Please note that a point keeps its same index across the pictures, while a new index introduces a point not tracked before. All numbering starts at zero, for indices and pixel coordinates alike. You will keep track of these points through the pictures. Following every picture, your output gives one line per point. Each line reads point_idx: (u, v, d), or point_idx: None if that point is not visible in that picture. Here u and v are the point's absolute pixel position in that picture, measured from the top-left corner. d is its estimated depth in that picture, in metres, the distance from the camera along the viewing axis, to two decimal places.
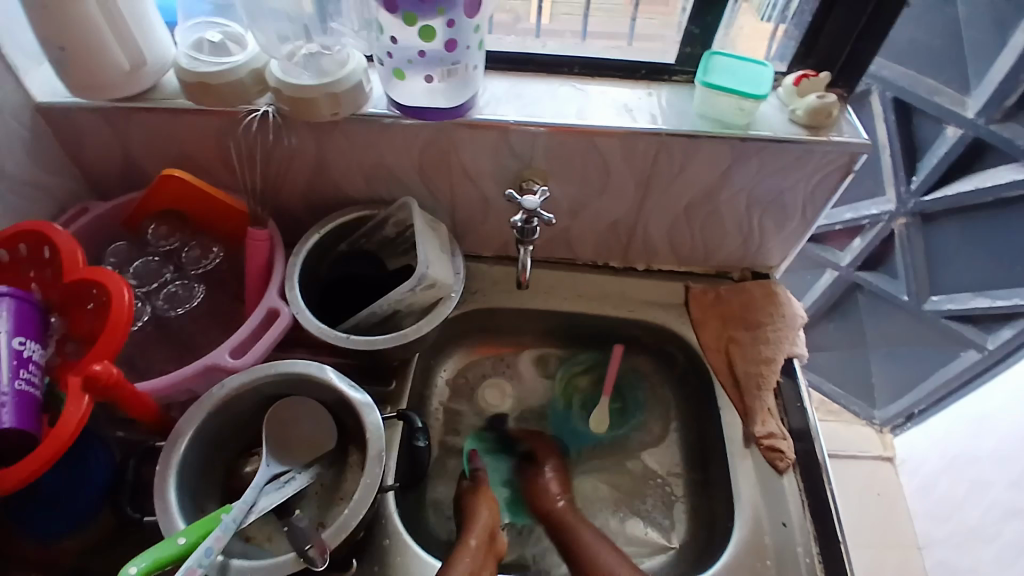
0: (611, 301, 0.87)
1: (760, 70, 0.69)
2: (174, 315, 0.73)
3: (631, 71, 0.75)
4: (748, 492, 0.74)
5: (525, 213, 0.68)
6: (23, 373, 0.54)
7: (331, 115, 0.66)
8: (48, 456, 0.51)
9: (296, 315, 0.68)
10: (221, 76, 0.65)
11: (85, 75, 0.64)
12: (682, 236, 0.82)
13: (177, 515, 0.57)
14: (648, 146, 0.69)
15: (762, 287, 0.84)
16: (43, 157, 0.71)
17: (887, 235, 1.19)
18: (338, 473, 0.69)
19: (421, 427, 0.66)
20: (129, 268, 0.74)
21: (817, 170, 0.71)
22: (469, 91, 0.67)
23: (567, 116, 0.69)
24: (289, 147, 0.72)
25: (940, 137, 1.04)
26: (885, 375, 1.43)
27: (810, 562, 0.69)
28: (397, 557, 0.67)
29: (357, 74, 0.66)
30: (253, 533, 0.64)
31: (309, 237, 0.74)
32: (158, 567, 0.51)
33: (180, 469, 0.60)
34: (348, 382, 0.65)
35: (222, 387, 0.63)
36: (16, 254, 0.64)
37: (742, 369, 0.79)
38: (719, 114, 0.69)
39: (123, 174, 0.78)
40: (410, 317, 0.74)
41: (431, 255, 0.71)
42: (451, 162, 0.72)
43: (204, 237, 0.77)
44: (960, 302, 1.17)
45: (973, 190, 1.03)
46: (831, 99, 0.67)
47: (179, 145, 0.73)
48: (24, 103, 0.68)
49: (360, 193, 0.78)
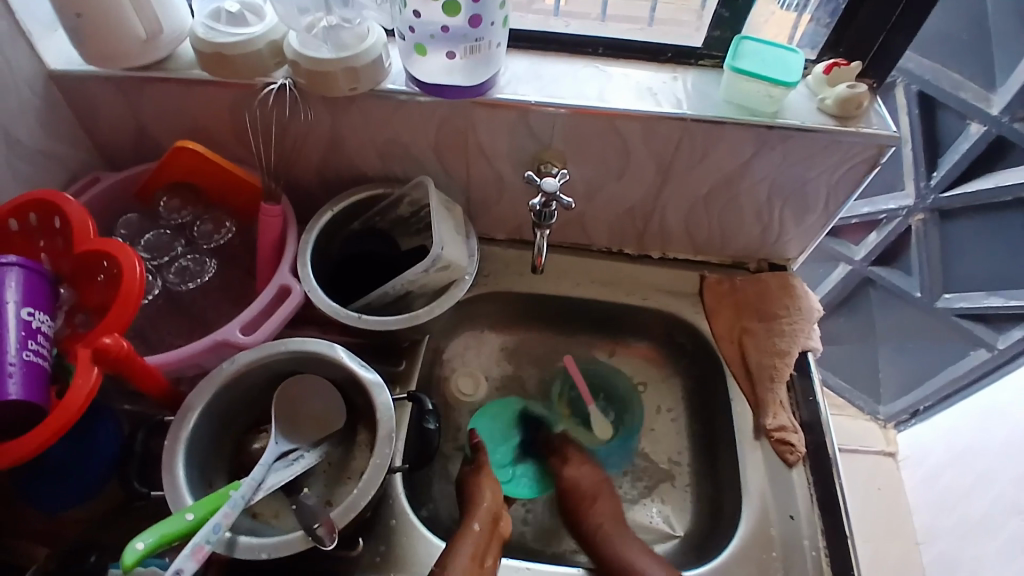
0: (624, 288, 0.86)
1: (790, 56, 0.67)
2: (185, 289, 0.72)
3: (655, 54, 0.73)
4: (756, 482, 0.73)
5: (544, 196, 0.67)
6: (31, 344, 0.54)
7: (348, 90, 0.65)
8: (57, 428, 0.51)
9: (309, 292, 0.67)
10: (239, 47, 0.64)
11: (100, 43, 0.63)
12: (699, 224, 0.81)
13: (185, 490, 0.57)
14: (670, 132, 0.68)
15: (779, 280, 0.82)
16: (55, 125, 0.70)
17: (903, 231, 1.17)
18: (346, 451, 0.69)
19: (430, 410, 0.66)
20: (140, 240, 0.73)
21: (843, 161, 0.69)
22: (491, 70, 0.65)
23: (589, 98, 0.67)
24: (303, 123, 0.71)
25: (963, 133, 1.01)
26: (892, 372, 1.42)
27: (816, 555, 0.69)
28: (403, 537, 0.67)
29: (376, 49, 0.64)
30: (260, 509, 0.64)
31: (321, 214, 0.73)
32: (166, 543, 0.51)
33: (189, 443, 0.60)
34: (359, 362, 0.65)
35: (232, 363, 0.63)
36: (26, 224, 0.63)
37: (756, 360, 0.79)
38: (746, 100, 0.67)
39: (135, 145, 0.77)
40: (422, 299, 0.74)
41: (445, 236, 0.70)
42: (468, 142, 0.71)
43: (217, 212, 0.76)
44: (973, 301, 1.16)
45: (994, 187, 1.01)
46: (862, 90, 0.65)
47: (192, 117, 0.72)
48: (37, 70, 0.66)
49: (374, 171, 0.77)
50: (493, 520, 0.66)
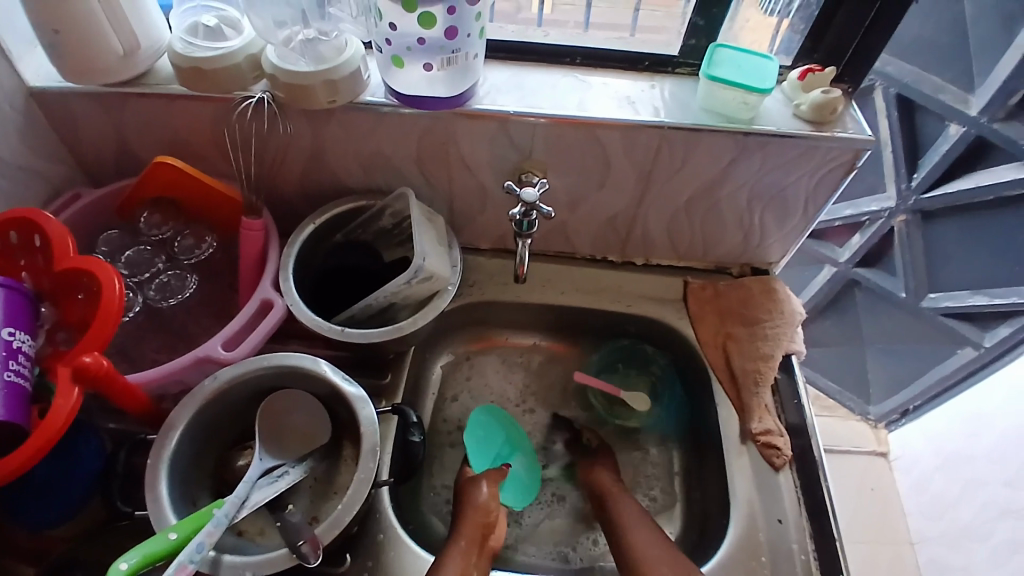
0: (610, 296, 0.86)
1: (765, 63, 0.68)
2: (166, 305, 0.72)
3: (634, 62, 0.74)
4: (743, 488, 0.73)
5: (524, 206, 0.67)
6: (12, 364, 0.53)
7: (327, 103, 0.65)
8: (38, 449, 0.50)
9: (290, 306, 0.67)
10: (218, 60, 0.64)
11: (76, 59, 0.63)
12: (682, 230, 0.81)
13: (168, 509, 0.56)
14: (650, 139, 0.68)
15: (761, 284, 0.83)
16: (35, 143, 0.70)
17: (887, 232, 1.18)
18: (330, 467, 0.68)
19: (415, 422, 0.65)
20: (120, 257, 0.73)
21: (820, 166, 0.70)
22: (469, 80, 0.66)
23: (569, 108, 0.68)
24: (284, 136, 0.71)
25: (943, 134, 1.03)
26: (881, 372, 1.43)
27: (805, 559, 0.69)
28: (391, 552, 0.66)
29: (355, 61, 0.64)
30: (245, 527, 0.64)
31: (304, 226, 0.73)
32: (150, 562, 0.50)
33: (172, 462, 0.59)
34: (341, 375, 0.64)
35: (215, 379, 0.62)
36: (8, 242, 0.62)
37: (739, 365, 0.79)
38: (723, 107, 0.68)
39: (116, 161, 0.76)
40: (407, 310, 0.73)
41: (428, 247, 0.70)
42: (449, 153, 0.71)
43: (198, 226, 0.75)
44: (959, 300, 1.16)
45: (974, 187, 1.03)
46: (837, 94, 0.66)
47: (173, 132, 0.72)
48: (15, 86, 0.66)
49: (356, 183, 0.76)
50: (483, 533, 0.66)
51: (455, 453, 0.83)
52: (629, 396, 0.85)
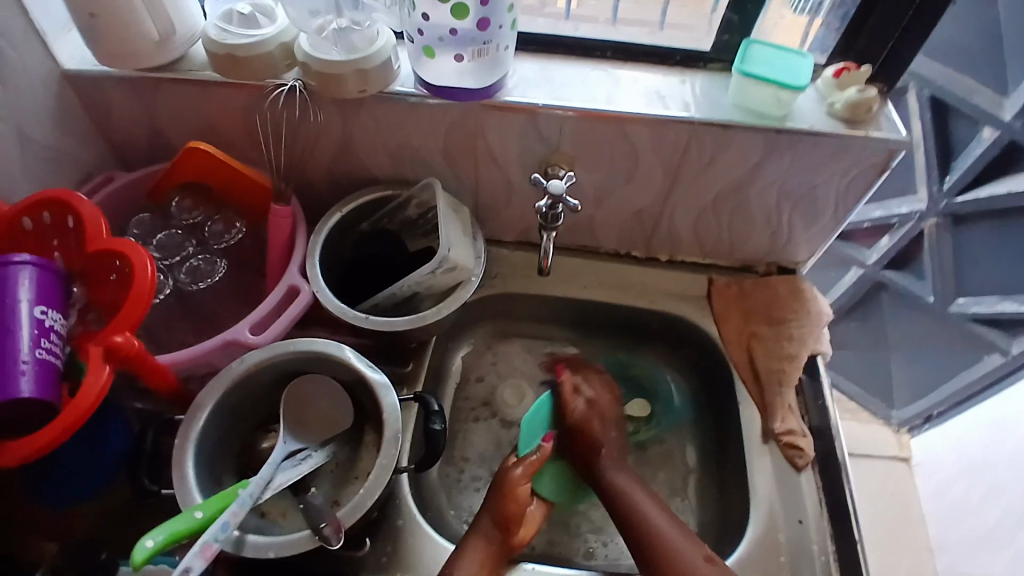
0: (633, 292, 0.86)
1: (799, 60, 0.67)
2: (196, 288, 0.73)
3: (664, 57, 0.73)
4: (763, 488, 0.73)
5: (551, 199, 0.67)
6: (44, 342, 0.54)
7: (358, 93, 0.65)
8: (67, 425, 0.52)
9: (316, 293, 0.68)
10: (251, 48, 0.65)
11: (111, 43, 0.64)
12: (708, 228, 0.80)
13: (193, 488, 0.58)
14: (679, 134, 0.68)
15: (787, 283, 0.83)
16: (68, 126, 0.71)
17: (917, 234, 1.16)
18: (352, 451, 0.69)
19: (437, 411, 0.65)
20: (152, 240, 0.74)
21: (853, 166, 0.69)
22: (498, 73, 0.65)
23: (598, 101, 0.67)
24: (314, 125, 0.71)
25: (975, 138, 1.01)
26: (905, 377, 1.41)
27: (825, 560, 0.68)
28: (410, 537, 0.67)
29: (386, 51, 0.64)
30: (269, 508, 0.64)
31: (331, 214, 0.73)
32: (176, 539, 0.51)
33: (199, 442, 0.60)
34: (366, 362, 0.65)
35: (242, 363, 0.63)
36: (39, 222, 0.64)
37: (764, 364, 0.78)
38: (755, 104, 0.67)
39: (147, 145, 0.78)
40: (430, 300, 0.74)
41: (454, 237, 0.71)
42: (476, 145, 0.71)
43: (229, 212, 0.76)
44: (987, 305, 1.14)
45: (1005, 194, 1.00)
46: (871, 94, 0.65)
47: (203, 118, 0.73)
48: (50, 70, 0.67)
49: (383, 172, 0.77)
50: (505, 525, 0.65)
51: (480, 430, 0.84)
52: (630, 413, 0.85)
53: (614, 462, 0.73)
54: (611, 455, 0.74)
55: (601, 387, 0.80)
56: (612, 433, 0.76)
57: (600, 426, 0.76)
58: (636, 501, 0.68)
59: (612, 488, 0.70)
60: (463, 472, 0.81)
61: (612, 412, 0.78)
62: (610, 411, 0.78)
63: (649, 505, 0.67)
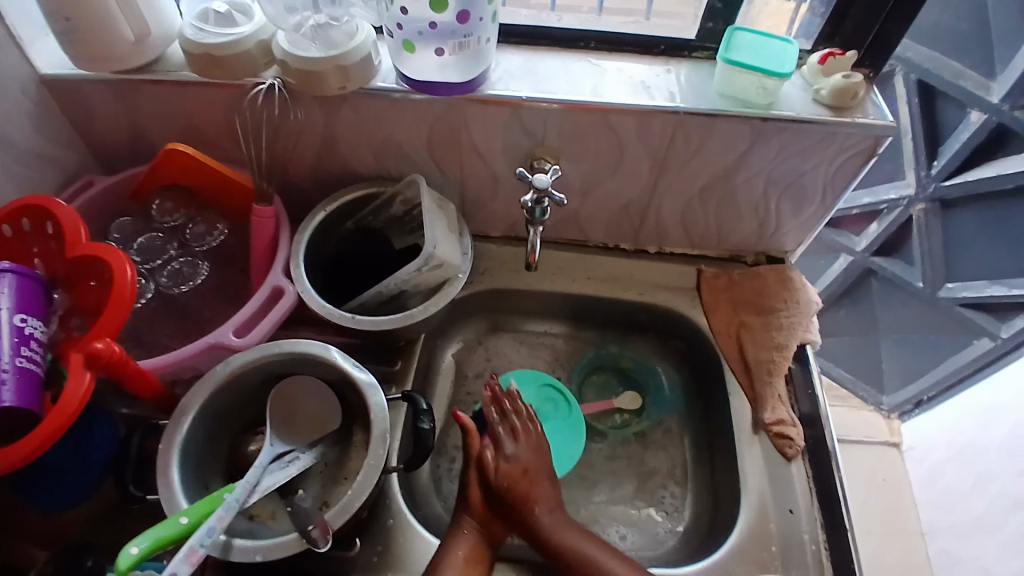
0: (622, 284, 0.86)
1: (784, 47, 0.66)
2: (179, 291, 0.72)
3: (649, 47, 0.73)
4: (754, 477, 0.73)
5: (535, 192, 0.66)
6: (24, 350, 0.54)
7: (339, 89, 0.64)
8: (49, 434, 0.51)
9: (301, 293, 0.67)
10: (227, 47, 0.64)
11: (87, 45, 0.63)
12: (696, 218, 0.80)
13: (179, 494, 0.57)
14: (665, 125, 0.67)
15: (776, 272, 0.82)
16: (47, 129, 0.70)
17: (905, 220, 1.16)
18: (342, 452, 0.68)
19: (425, 409, 0.65)
20: (133, 244, 0.73)
21: (839, 153, 0.68)
22: (481, 66, 0.65)
23: (582, 93, 0.67)
24: (295, 123, 0.70)
25: (963, 122, 1.00)
26: (895, 362, 1.41)
27: (816, 549, 0.68)
28: (400, 538, 0.67)
29: (367, 46, 0.64)
30: (257, 510, 0.64)
31: (315, 213, 0.72)
32: (160, 547, 0.51)
33: (184, 448, 0.60)
34: (353, 362, 0.64)
35: (227, 365, 0.63)
36: (20, 229, 0.63)
37: (753, 355, 0.78)
38: (740, 92, 0.67)
39: (128, 147, 0.76)
40: (417, 298, 0.73)
41: (438, 234, 0.70)
42: (460, 139, 0.70)
43: (210, 213, 0.75)
44: (976, 290, 1.15)
45: (994, 176, 1.00)
46: (858, 79, 0.65)
47: (183, 119, 0.72)
48: (28, 74, 0.66)
49: (367, 169, 0.76)
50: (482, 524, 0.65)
51: (475, 420, 0.84)
52: (620, 405, 0.85)
53: (556, 516, 0.65)
54: (550, 509, 0.65)
55: (527, 433, 0.68)
56: (546, 482, 0.67)
57: (531, 483, 0.65)
58: (594, 561, 0.61)
59: (561, 549, 0.63)
60: (454, 462, 0.81)
61: (541, 462, 0.67)
62: (540, 460, 0.67)
63: (607, 558, 0.62)
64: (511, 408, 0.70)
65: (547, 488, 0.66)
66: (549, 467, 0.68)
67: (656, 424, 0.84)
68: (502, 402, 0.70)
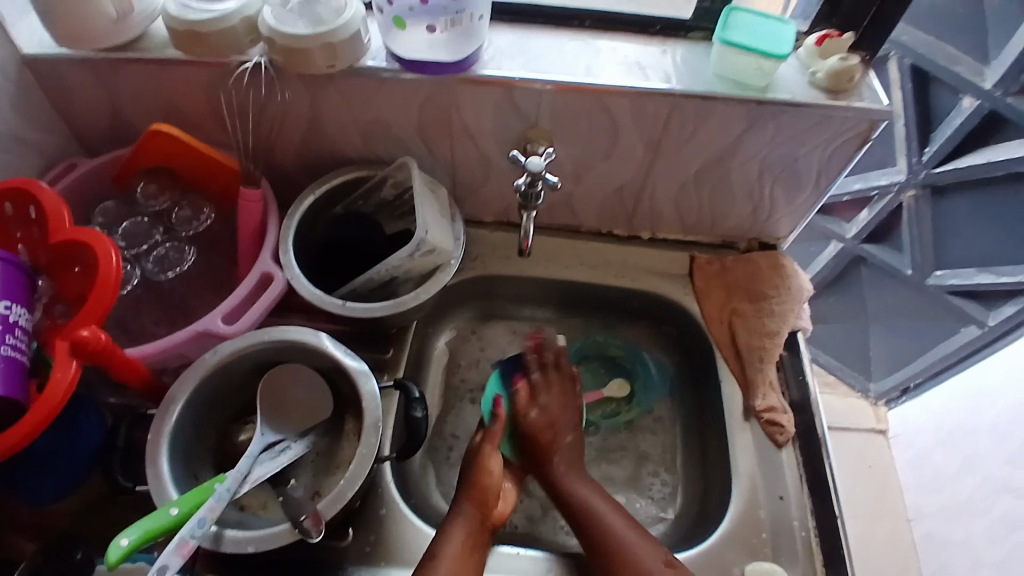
0: (615, 270, 0.85)
1: (780, 27, 0.65)
2: (165, 277, 0.71)
3: (645, 26, 0.71)
4: (745, 462, 0.73)
5: (529, 176, 0.65)
6: (9, 338, 0.52)
7: (327, 68, 0.62)
8: (35, 425, 0.49)
9: (290, 280, 0.65)
10: (209, 23, 0.61)
11: (67, 23, 0.60)
12: (690, 203, 0.79)
13: (169, 484, 0.56)
14: (660, 108, 0.66)
15: (768, 259, 0.82)
16: (28, 112, 0.68)
17: (895, 207, 1.16)
18: (333, 441, 0.67)
19: (417, 398, 0.64)
20: (117, 229, 0.71)
21: (835, 136, 0.67)
22: (474, 43, 0.63)
23: (576, 74, 0.65)
24: (281, 103, 0.68)
25: (955, 108, 1.00)
26: (883, 349, 1.43)
27: (806, 536, 0.69)
28: (393, 525, 0.66)
29: (355, 23, 0.62)
30: (248, 501, 0.63)
31: (303, 197, 0.71)
32: (150, 539, 0.49)
33: (172, 437, 0.58)
34: (343, 349, 0.63)
35: (215, 353, 0.61)
36: (1, 213, 0.61)
37: (745, 341, 0.78)
38: (737, 73, 0.65)
39: (110, 130, 0.74)
40: (408, 284, 0.72)
41: (429, 220, 0.69)
42: (451, 121, 0.69)
43: (196, 197, 0.73)
44: (964, 277, 1.15)
45: (985, 163, 1.00)
46: (854, 61, 0.64)
47: (167, 99, 0.69)
48: (7, 54, 0.64)
49: (356, 152, 0.74)
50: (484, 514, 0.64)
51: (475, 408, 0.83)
52: (609, 394, 0.85)
53: (570, 469, 0.70)
54: (568, 462, 0.71)
55: (559, 389, 0.76)
56: (569, 439, 0.73)
57: (555, 434, 0.73)
58: (593, 506, 0.66)
59: (571, 498, 0.67)
60: (452, 450, 0.80)
61: (567, 417, 0.75)
62: (566, 417, 0.75)
63: (607, 507, 0.66)
64: (550, 364, 0.78)
65: (574, 441, 0.73)
66: (576, 423, 0.75)
67: (647, 411, 0.84)
68: (548, 364, 0.78)
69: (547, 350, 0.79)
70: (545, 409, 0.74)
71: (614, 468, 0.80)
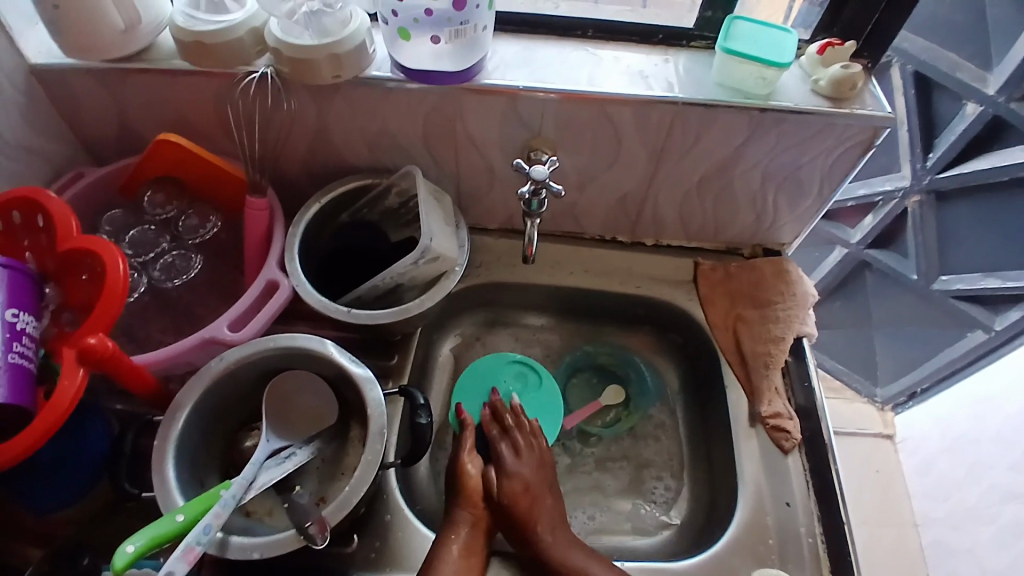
0: (618, 277, 0.85)
1: (783, 36, 0.66)
2: (172, 285, 0.71)
3: (647, 36, 0.72)
4: (750, 469, 0.73)
5: (533, 184, 0.65)
6: (16, 346, 0.52)
7: (332, 79, 0.63)
8: (42, 432, 0.50)
9: (296, 287, 0.66)
10: (217, 35, 0.62)
11: (76, 34, 0.62)
12: (694, 210, 0.79)
13: (175, 491, 0.56)
14: (663, 115, 0.66)
15: (774, 265, 0.82)
16: (36, 121, 0.69)
17: (900, 213, 1.16)
18: (339, 448, 0.67)
19: (422, 404, 0.64)
20: (124, 237, 0.72)
21: (838, 143, 0.68)
22: (478, 55, 0.64)
23: (579, 83, 0.66)
24: (287, 112, 0.69)
25: (959, 114, 1.00)
26: (890, 354, 1.42)
27: (812, 542, 0.69)
28: (398, 533, 0.66)
29: (361, 34, 0.62)
30: (253, 507, 0.63)
31: (309, 205, 0.71)
32: (157, 544, 0.50)
33: (179, 444, 0.59)
34: (349, 356, 0.64)
35: (222, 360, 0.62)
36: (10, 222, 0.62)
37: (750, 347, 0.78)
38: (740, 82, 0.66)
39: (118, 139, 0.75)
40: (413, 291, 0.72)
41: (434, 227, 0.69)
42: (455, 130, 0.70)
43: (202, 206, 0.74)
44: (970, 282, 1.15)
45: (990, 168, 1.00)
46: (857, 70, 0.64)
47: (174, 109, 0.70)
48: (17, 65, 0.65)
49: (360, 160, 0.75)
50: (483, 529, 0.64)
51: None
52: (605, 402, 0.85)
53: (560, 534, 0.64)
54: (552, 529, 0.64)
55: (530, 449, 0.71)
56: (548, 501, 0.67)
57: (532, 500, 0.66)
58: None
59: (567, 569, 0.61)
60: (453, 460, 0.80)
61: (539, 478, 0.68)
62: (542, 477, 0.69)
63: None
64: (514, 427, 0.72)
65: (552, 507, 0.67)
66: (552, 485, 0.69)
67: (647, 417, 0.84)
68: (517, 421, 0.73)
69: (506, 412, 0.74)
70: (518, 475, 0.67)
71: (617, 476, 0.81)
